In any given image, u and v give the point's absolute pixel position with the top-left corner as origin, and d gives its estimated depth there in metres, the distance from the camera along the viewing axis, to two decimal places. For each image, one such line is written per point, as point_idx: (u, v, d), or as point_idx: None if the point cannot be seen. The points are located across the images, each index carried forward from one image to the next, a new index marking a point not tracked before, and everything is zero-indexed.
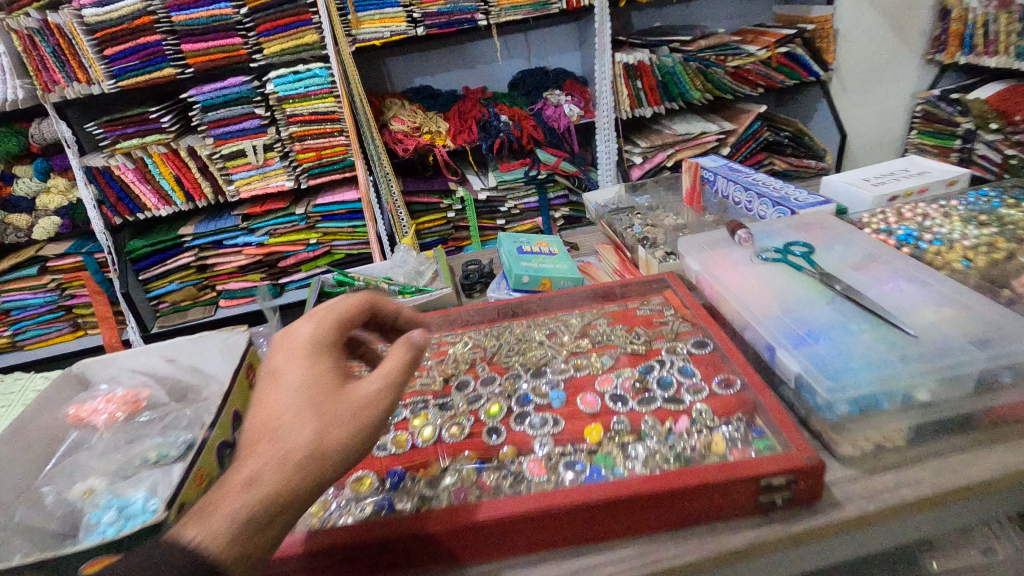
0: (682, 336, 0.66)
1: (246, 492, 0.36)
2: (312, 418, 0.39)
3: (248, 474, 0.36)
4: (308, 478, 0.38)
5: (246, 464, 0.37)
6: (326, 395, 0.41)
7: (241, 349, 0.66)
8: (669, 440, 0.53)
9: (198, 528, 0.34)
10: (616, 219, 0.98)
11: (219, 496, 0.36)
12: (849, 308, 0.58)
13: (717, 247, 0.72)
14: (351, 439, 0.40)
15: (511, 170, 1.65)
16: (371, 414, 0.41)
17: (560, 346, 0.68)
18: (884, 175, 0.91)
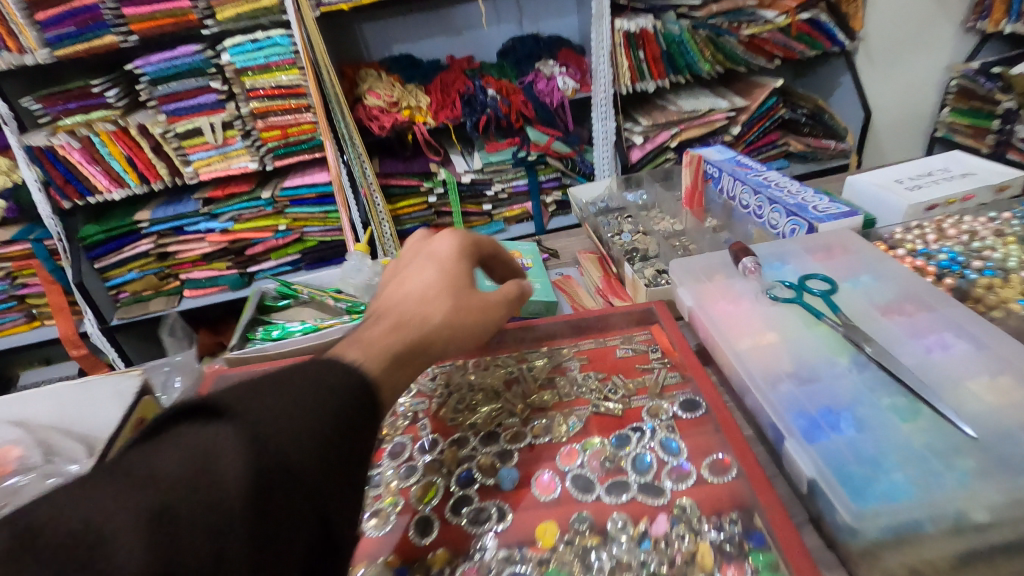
0: (668, 391, 0.54)
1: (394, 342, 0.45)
2: (449, 298, 0.51)
3: (397, 328, 0.47)
4: (441, 340, 0.48)
5: (397, 320, 0.48)
6: (458, 288, 0.53)
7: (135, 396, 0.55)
8: (643, 550, 0.41)
9: (356, 353, 0.42)
10: (602, 223, 0.85)
11: (372, 340, 0.44)
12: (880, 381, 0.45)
13: (716, 277, 0.59)
14: (470, 331, 0.51)
15: (498, 150, 1.50)
16: (490, 319, 0.53)
17: (519, 399, 0.56)
18: (921, 176, 0.77)
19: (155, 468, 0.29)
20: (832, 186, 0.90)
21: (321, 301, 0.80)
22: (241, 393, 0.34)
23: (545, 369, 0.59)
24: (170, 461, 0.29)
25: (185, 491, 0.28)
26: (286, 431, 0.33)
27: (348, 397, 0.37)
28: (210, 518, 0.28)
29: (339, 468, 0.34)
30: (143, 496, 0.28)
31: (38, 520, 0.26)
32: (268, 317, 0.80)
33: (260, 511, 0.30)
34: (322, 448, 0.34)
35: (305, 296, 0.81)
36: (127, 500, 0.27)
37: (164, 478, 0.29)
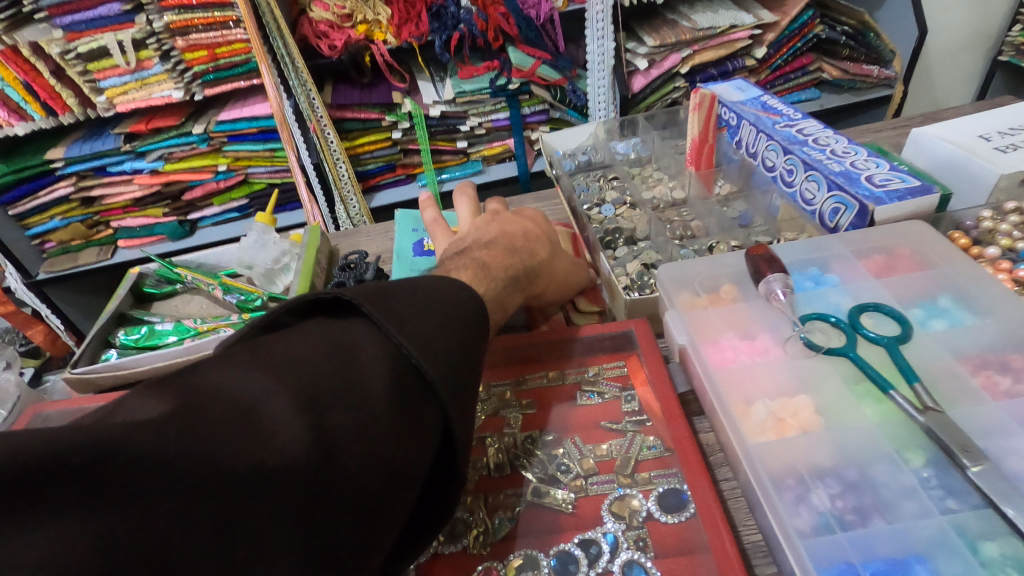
0: (642, 475, 0.37)
1: (514, 285, 0.42)
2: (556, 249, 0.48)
3: (514, 259, 0.43)
4: (545, 281, 0.46)
5: (519, 248, 0.44)
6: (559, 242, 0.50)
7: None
8: None
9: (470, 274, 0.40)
10: (579, 186, 0.65)
11: (497, 263, 0.41)
12: (979, 527, 0.27)
13: (720, 303, 0.41)
14: (568, 278, 0.49)
15: (473, 77, 1.25)
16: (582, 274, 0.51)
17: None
18: (1017, 130, 0.55)
19: (290, 355, 0.26)
20: (883, 138, 0.69)
21: (210, 293, 0.62)
22: (364, 287, 0.31)
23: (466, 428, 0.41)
24: (310, 347, 0.27)
25: (326, 381, 0.25)
26: (417, 338, 0.29)
27: (474, 314, 0.34)
28: (349, 417, 0.25)
29: (466, 385, 0.31)
30: (287, 380, 0.25)
31: (198, 389, 0.23)
32: (142, 310, 0.62)
33: (396, 417, 0.26)
34: (453, 362, 0.30)
35: (190, 282, 0.63)
36: (273, 381, 0.24)
37: (303, 365, 0.26)
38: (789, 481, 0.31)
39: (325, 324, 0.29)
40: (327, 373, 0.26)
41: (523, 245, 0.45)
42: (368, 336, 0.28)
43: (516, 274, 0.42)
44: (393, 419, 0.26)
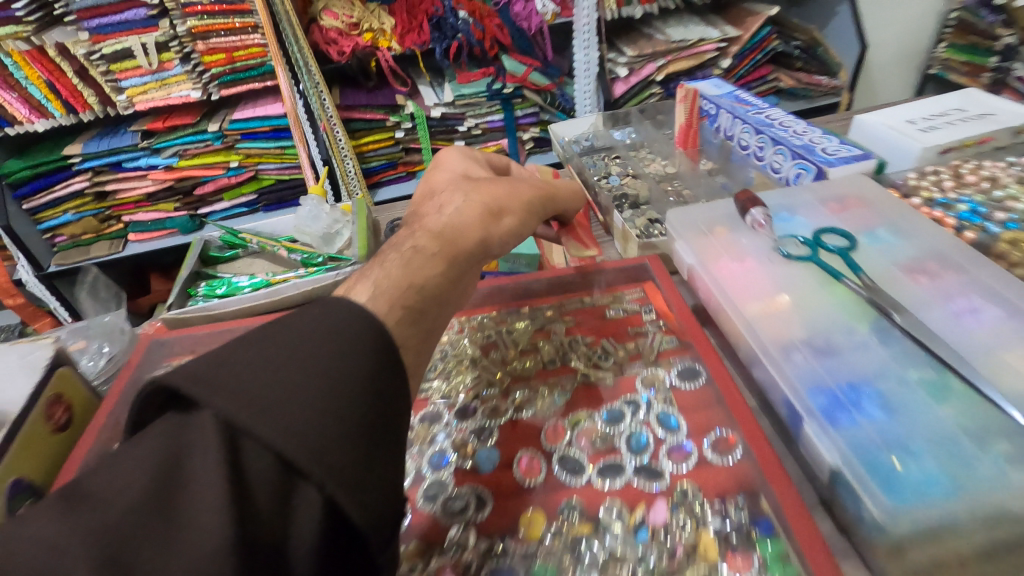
0: (664, 358, 0.48)
1: (432, 243, 0.44)
2: (492, 185, 0.52)
3: (432, 228, 0.46)
4: (475, 226, 0.47)
5: (432, 223, 0.46)
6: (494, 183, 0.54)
7: (47, 363, 0.47)
8: (640, 542, 0.37)
9: (380, 271, 0.39)
10: (588, 164, 0.77)
11: (404, 256, 0.41)
12: (913, 357, 0.39)
13: (720, 231, 0.53)
14: (500, 216, 0.50)
15: (471, 82, 1.38)
16: (521, 206, 0.52)
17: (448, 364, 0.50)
18: (934, 116, 0.71)
19: (111, 496, 0.24)
20: (835, 126, 0.83)
21: (274, 254, 0.71)
22: (212, 358, 0.29)
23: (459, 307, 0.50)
24: (137, 479, 0.25)
25: (142, 524, 0.23)
26: (267, 413, 0.27)
27: (359, 353, 0.31)
28: (178, 550, 0.23)
29: (357, 450, 0.28)
30: (94, 531, 0.23)
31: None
32: (212, 270, 0.70)
33: (251, 529, 0.24)
34: (325, 428, 0.27)
35: (255, 246, 0.72)
36: (76, 535, 0.23)
37: (115, 507, 0.24)
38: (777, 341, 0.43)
39: (174, 426, 0.27)
40: (142, 514, 0.24)
41: (436, 216, 0.48)
42: (209, 430, 0.26)
43: (421, 246, 0.42)
44: (245, 533, 0.24)
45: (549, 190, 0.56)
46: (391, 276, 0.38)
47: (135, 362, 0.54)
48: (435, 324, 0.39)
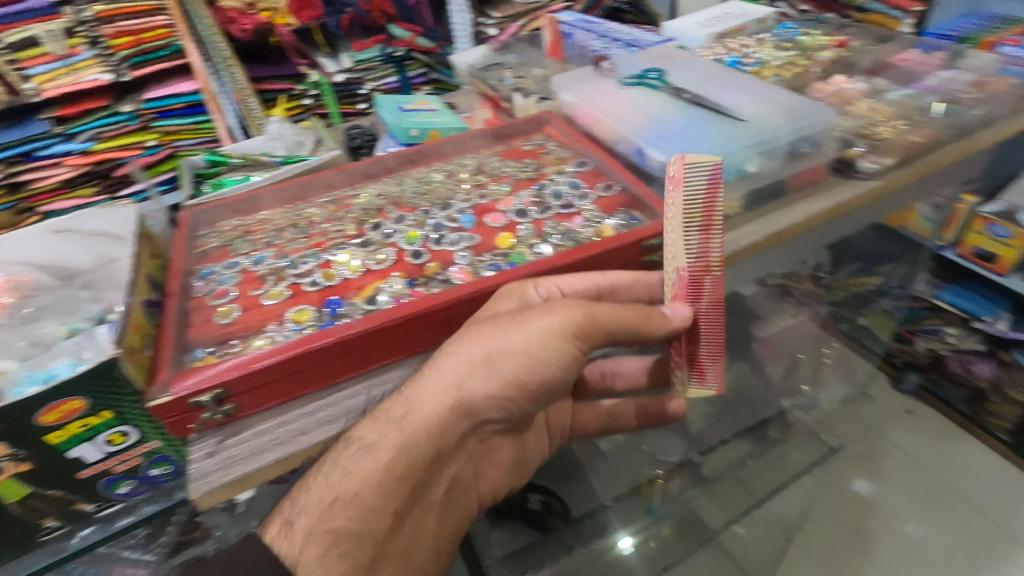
0: (566, 160, 0.74)
1: (381, 439, 0.48)
2: (496, 329, 0.52)
3: (386, 411, 0.50)
4: (445, 405, 0.50)
5: (393, 406, 0.49)
6: (519, 309, 0.53)
7: (134, 226, 0.61)
8: (569, 235, 0.62)
9: (334, 477, 0.47)
10: (489, 75, 1.01)
11: (348, 452, 0.48)
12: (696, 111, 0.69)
13: (589, 81, 0.80)
14: (509, 374, 0.52)
15: (366, 49, 1.58)
16: (543, 357, 0.53)
17: (592, 418, 0.84)
18: (713, 19, 1.05)
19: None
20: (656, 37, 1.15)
21: (256, 162, 0.88)
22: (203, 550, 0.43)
23: (499, 475, 0.69)
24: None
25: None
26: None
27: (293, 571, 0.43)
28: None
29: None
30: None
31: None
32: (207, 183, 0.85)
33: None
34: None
35: (237, 160, 0.88)
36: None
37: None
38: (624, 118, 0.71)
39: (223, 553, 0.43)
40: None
41: (412, 383, 0.51)
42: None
43: (362, 443, 0.48)
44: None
45: (582, 315, 0.53)
46: (329, 488, 0.46)
47: (187, 224, 0.70)
48: (373, 535, 0.47)
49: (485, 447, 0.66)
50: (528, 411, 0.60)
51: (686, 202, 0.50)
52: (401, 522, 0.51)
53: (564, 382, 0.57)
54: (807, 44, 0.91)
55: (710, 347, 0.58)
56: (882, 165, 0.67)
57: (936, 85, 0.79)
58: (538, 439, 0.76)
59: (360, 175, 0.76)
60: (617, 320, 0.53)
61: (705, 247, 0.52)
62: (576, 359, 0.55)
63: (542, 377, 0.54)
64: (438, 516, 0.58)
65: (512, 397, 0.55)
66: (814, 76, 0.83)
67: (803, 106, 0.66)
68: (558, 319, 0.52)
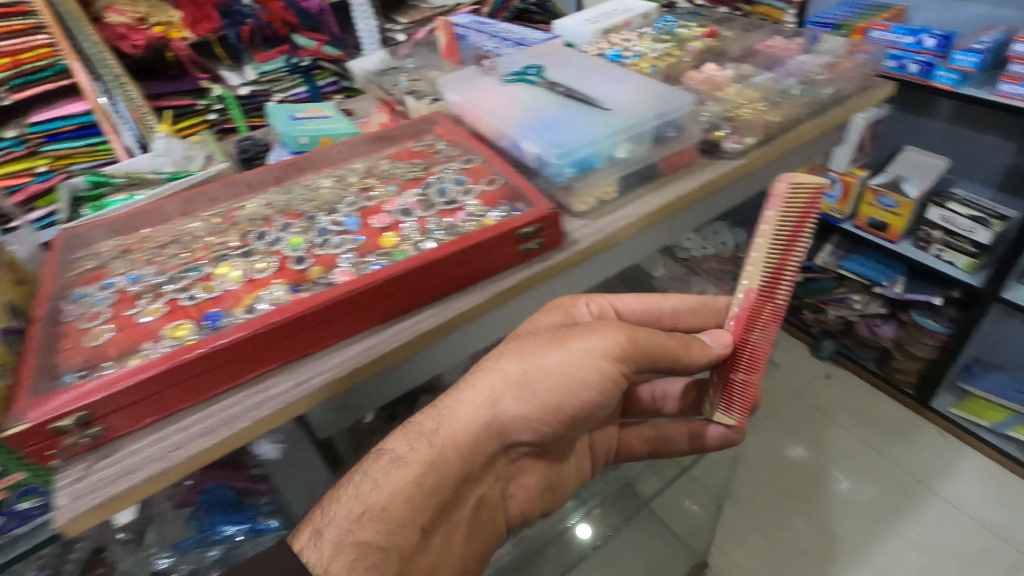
0: (454, 158, 0.75)
1: (410, 453, 0.57)
2: (539, 351, 0.60)
3: (423, 430, 0.59)
4: (480, 419, 0.60)
5: (425, 421, 0.60)
6: (562, 332, 0.61)
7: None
8: (452, 230, 0.64)
9: (367, 487, 0.56)
10: (384, 79, 1.02)
11: (379, 466, 0.57)
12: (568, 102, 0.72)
13: (472, 80, 0.81)
14: (547, 396, 0.60)
15: (269, 60, 1.54)
16: (583, 377, 0.59)
17: (640, 441, 0.86)
18: (600, 16, 1.09)
19: None
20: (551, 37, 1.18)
21: (141, 180, 0.85)
22: None
23: (529, 500, 0.75)
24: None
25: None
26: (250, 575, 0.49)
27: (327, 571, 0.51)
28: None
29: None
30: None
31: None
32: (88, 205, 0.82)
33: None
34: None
35: (121, 180, 0.85)
36: None
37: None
38: (501, 113, 0.73)
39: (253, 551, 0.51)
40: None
41: (453, 404, 0.60)
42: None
43: (393, 456, 0.57)
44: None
45: (624, 336, 0.59)
46: (362, 497, 0.55)
47: (59, 247, 0.67)
48: (400, 541, 0.54)
49: (526, 469, 0.74)
50: (563, 436, 0.66)
51: (781, 217, 0.52)
52: (426, 540, 0.58)
53: (600, 407, 0.62)
54: (683, 36, 0.96)
55: (748, 378, 0.61)
56: (743, 145, 0.72)
57: (795, 68, 0.85)
58: (581, 463, 0.81)
59: (245, 186, 0.75)
60: (658, 341, 0.60)
61: (778, 274, 0.55)
62: (617, 380, 0.60)
63: (579, 401, 0.61)
64: (464, 536, 0.65)
65: (546, 419, 0.62)
66: (687, 66, 0.88)
67: (665, 92, 0.70)
68: (599, 340, 0.59)
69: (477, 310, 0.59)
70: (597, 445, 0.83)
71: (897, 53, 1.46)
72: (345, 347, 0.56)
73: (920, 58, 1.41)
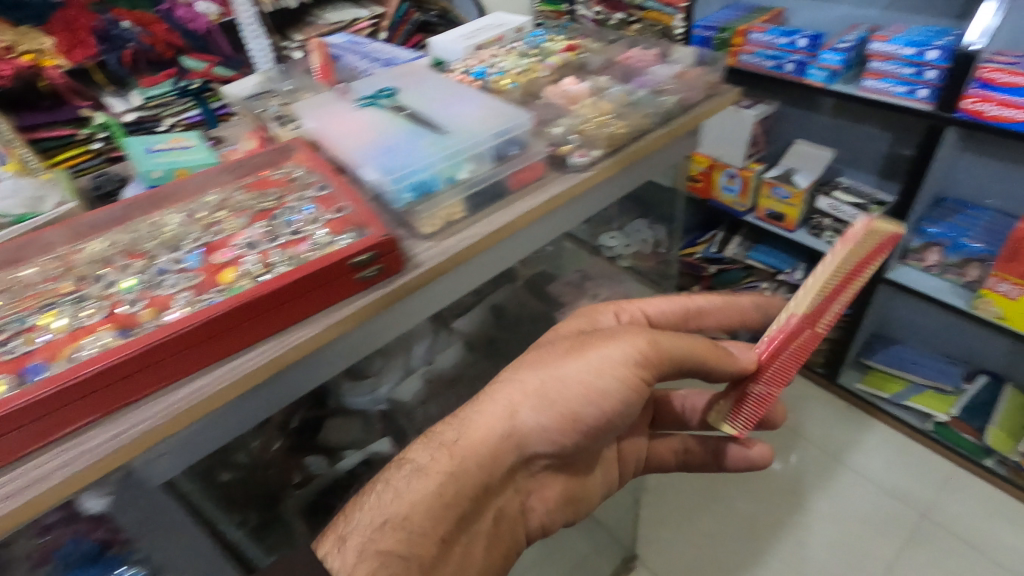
0: (308, 185, 0.74)
1: (431, 463, 0.61)
2: (560, 363, 0.66)
3: (446, 441, 0.63)
4: (506, 427, 0.64)
5: (445, 433, 0.64)
6: (584, 345, 0.67)
7: None
8: (293, 261, 0.63)
9: (392, 495, 0.59)
10: (254, 104, 1.00)
11: (402, 477, 0.61)
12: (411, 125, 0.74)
13: (327, 105, 0.82)
14: (574, 405, 0.65)
15: (157, 84, 1.35)
16: (603, 385, 0.64)
17: (669, 453, 0.90)
18: (475, 31, 1.10)
19: None
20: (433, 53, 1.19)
21: None
22: None
23: (551, 511, 0.75)
24: None
25: None
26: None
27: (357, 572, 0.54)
28: None
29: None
30: None
31: None
32: None
33: None
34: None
35: None
36: None
37: None
38: (348, 139, 0.74)
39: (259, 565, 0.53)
40: None
41: (474, 416, 0.65)
42: None
43: (414, 468, 0.61)
44: None
45: (644, 344, 0.66)
46: (388, 505, 0.58)
47: None
48: (424, 545, 0.58)
49: (554, 485, 0.75)
50: (583, 447, 0.71)
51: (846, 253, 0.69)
52: (447, 548, 0.60)
53: (618, 415, 0.67)
54: (549, 50, 0.98)
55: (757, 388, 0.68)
56: (589, 158, 0.74)
57: (648, 80, 0.89)
58: (607, 473, 0.83)
59: (88, 228, 0.72)
60: (674, 345, 0.67)
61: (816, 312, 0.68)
62: (638, 387, 0.66)
63: (596, 410, 0.65)
64: (485, 546, 0.67)
65: (566, 430, 0.66)
66: (547, 80, 0.90)
67: (505, 113, 0.73)
68: (621, 346, 0.65)
69: (315, 341, 0.59)
70: (628, 453, 0.86)
71: (775, 53, 1.53)
72: (178, 388, 0.55)
73: (794, 57, 1.49)
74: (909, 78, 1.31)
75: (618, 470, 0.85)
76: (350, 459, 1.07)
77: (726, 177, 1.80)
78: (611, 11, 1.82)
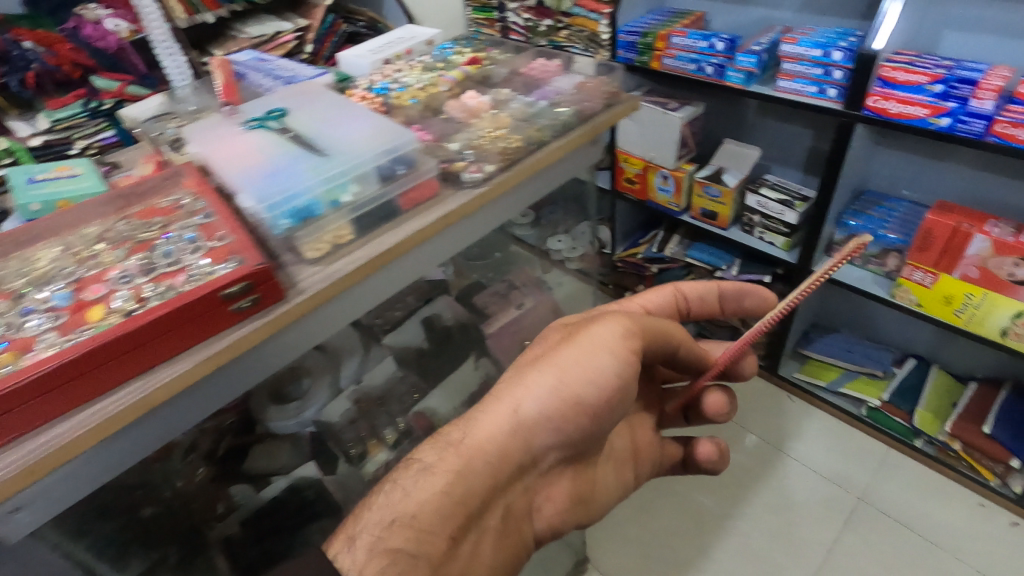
0: (195, 212, 0.72)
1: (439, 462, 0.57)
2: (554, 353, 0.65)
3: (454, 438, 0.60)
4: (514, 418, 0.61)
5: (452, 433, 0.60)
6: (574, 335, 0.66)
7: None
8: (167, 295, 0.60)
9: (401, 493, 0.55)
10: (150, 128, 0.97)
11: (410, 476, 0.56)
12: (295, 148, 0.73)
13: (214, 128, 0.80)
14: (576, 389, 0.62)
15: (65, 107, 1.22)
16: (598, 367, 0.63)
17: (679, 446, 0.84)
18: (383, 45, 1.08)
19: None
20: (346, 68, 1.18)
21: None
22: None
23: (567, 514, 0.69)
24: None
25: None
26: None
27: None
28: None
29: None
30: None
31: None
32: None
33: None
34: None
35: None
36: None
37: None
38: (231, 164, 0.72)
39: None
40: None
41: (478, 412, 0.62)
42: None
43: (423, 466, 0.57)
44: None
45: (626, 323, 0.67)
46: (398, 504, 0.54)
47: None
48: (438, 543, 0.53)
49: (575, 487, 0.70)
50: (593, 437, 0.67)
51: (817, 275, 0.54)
52: (459, 547, 0.55)
53: (620, 397, 0.64)
54: (453, 63, 0.98)
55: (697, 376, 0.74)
56: (482, 173, 0.74)
57: (550, 91, 0.90)
58: (624, 471, 0.77)
59: None
60: (652, 326, 0.69)
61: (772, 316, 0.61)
62: (631, 363, 0.65)
63: (597, 391, 0.62)
64: (500, 551, 0.61)
65: (573, 417, 0.62)
66: (447, 95, 0.90)
67: (392, 133, 0.73)
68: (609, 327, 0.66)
69: (189, 377, 0.57)
70: (645, 448, 0.81)
71: (695, 56, 1.56)
72: (40, 434, 0.52)
73: (713, 60, 1.52)
74: (818, 79, 1.35)
75: (637, 470, 0.79)
76: (277, 485, 1.00)
77: (660, 179, 1.82)
78: (539, 18, 1.84)
